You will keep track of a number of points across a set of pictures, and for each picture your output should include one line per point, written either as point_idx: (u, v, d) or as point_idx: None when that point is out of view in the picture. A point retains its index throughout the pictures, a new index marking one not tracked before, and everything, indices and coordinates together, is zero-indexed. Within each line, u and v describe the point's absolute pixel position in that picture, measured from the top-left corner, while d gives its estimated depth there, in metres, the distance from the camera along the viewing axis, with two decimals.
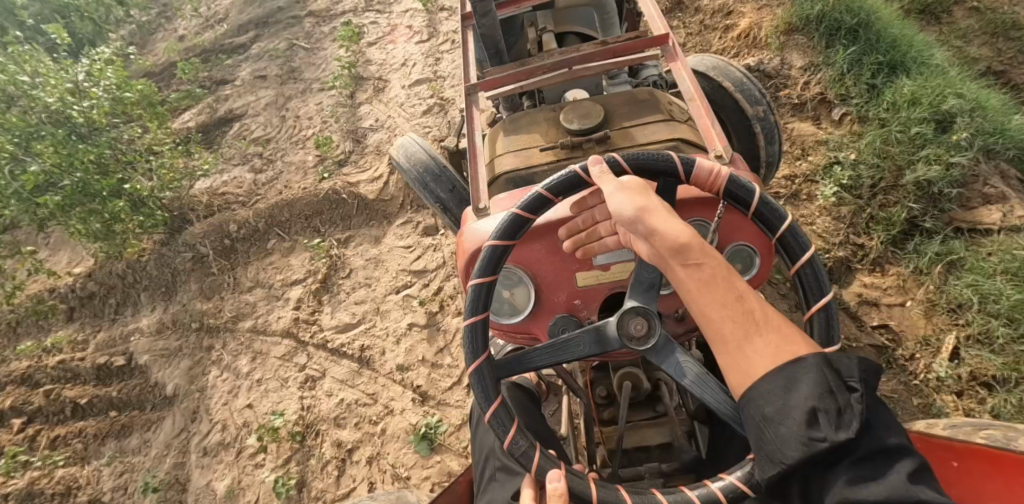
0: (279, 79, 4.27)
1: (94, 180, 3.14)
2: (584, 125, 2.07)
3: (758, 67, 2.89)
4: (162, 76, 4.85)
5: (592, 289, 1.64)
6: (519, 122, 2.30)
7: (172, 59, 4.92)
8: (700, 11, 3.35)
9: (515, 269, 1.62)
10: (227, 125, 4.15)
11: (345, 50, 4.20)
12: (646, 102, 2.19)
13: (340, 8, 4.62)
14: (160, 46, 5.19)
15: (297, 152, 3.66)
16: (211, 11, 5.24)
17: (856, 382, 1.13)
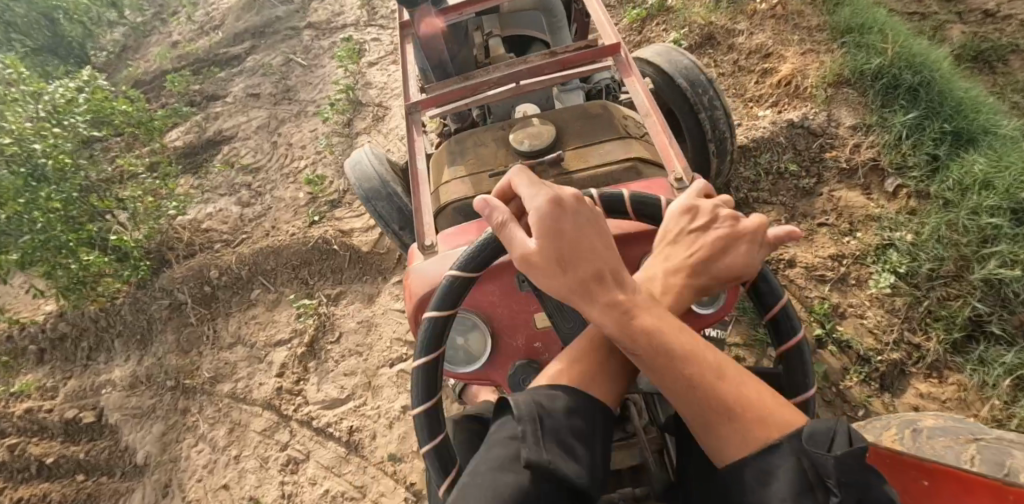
0: (272, 98, 4.00)
1: (60, 234, 2.83)
2: (530, 147, 1.94)
3: (802, 122, 2.58)
4: (153, 86, 4.57)
5: (550, 332, 1.52)
6: (465, 141, 2.16)
7: (163, 68, 4.64)
8: (734, 48, 3.02)
9: (468, 315, 1.48)
10: (215, 147, 3.88)
11: (344, 70, 3.94)
12: (599, 117, 2.05)
13: (342, 21, 4.34)
14: (153, 51, 4.92)
15: (287, 187, 3.36)
16: (206, 17, 4.97)
17: (833, 485, 0.82)
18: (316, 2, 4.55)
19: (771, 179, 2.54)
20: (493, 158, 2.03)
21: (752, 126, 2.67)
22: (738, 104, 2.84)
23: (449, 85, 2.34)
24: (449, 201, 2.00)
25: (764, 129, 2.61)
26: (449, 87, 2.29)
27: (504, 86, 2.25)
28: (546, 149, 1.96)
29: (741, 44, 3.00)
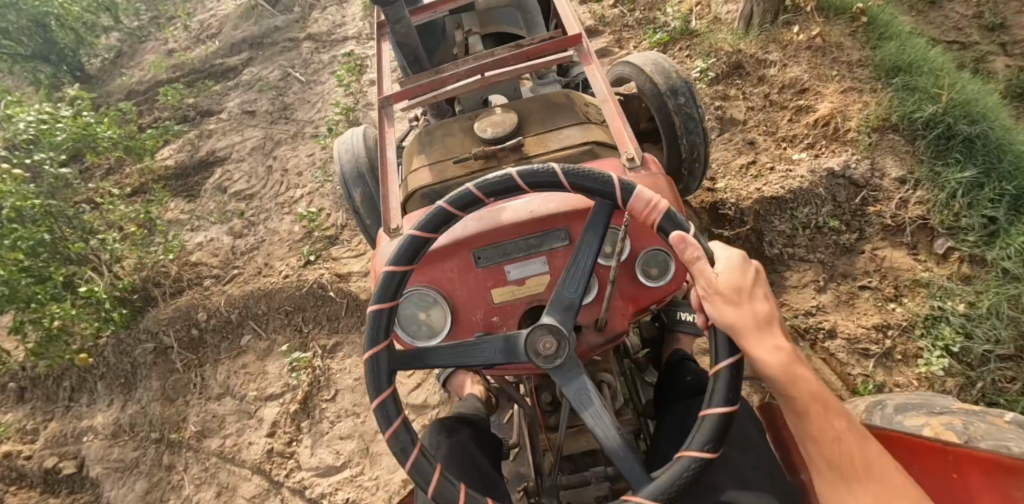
0: (268, 117, 3.81)
1: (26, 288, 2.62)
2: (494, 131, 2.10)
3: (843, 172, 2.36)
4: (149, 98, 4.40)
5: (509, 307, 1.55)
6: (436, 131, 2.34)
7: (158, 80, 4.48)
8: (764, 80, 2.79)
9: (425, 289, 1.53)
10: (208, 169, 3.68)
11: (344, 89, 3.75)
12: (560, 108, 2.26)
13: (342, 32, 4.16)
14: (148, 59, 4.80)
15: (281, 218, 3.15)
16: (203, 26, 4.82)
17: None
18: (317, 12, 4.36)
19: (808, 233, 2.32)
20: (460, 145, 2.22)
21: (787, 171, 2.44)
22: (770, 143, 2.61)
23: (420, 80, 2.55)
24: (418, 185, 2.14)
25: (801, 178, 2.37)
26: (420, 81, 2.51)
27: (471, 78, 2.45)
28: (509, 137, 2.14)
29: (771, 75, 2.77)
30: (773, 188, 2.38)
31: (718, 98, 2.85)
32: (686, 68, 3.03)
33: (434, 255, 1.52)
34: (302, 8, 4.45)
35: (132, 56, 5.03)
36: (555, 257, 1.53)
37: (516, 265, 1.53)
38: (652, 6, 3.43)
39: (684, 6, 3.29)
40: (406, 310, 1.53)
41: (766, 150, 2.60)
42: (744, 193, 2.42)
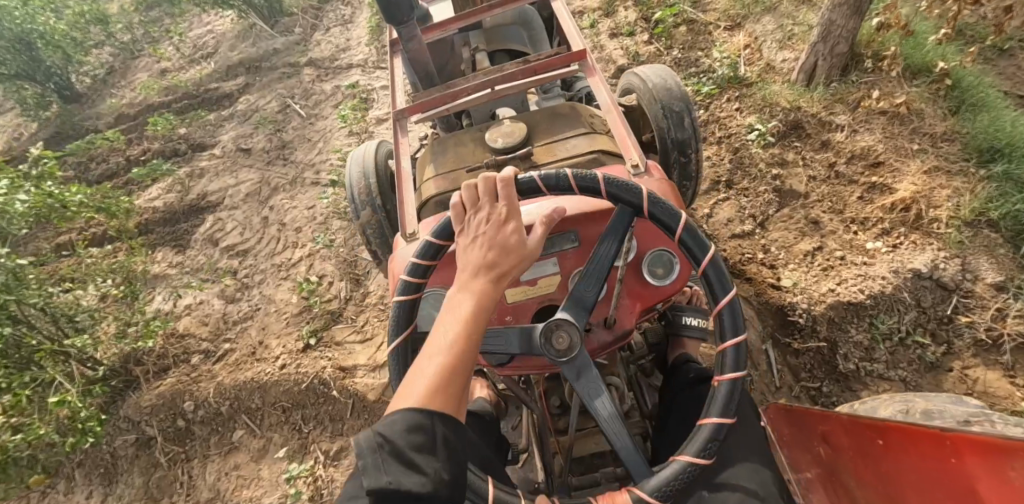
0: (265, 155, 3.48)
1: None
2: (502, 141, 2.15)
3: (928, 273, 2.04)
4: (142, 126, 4.19)
5: (521, 306, 1.54)
6: (447, 142, 2.38)
7: (150, 103, 4.29)
8: (827, 146, 2.46)
9: (442, 290, 1.56)
10: (199, 215, 3.36)
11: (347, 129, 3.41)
12: (567, 117, 2.27)
13: (347, 59, 3.89)
14: (140, 81, 4.59)
15: (277, 283, 2.81)
16: (198, 48, 4.58)
17: None
18: (319, 34, 4.12)
19: (889, 345, 2.01)
20: (470, 155, 2.27)
21: (864, 269, 2.12)
22: (837, 224, 2.29)
23: (433, 93, 2.63)
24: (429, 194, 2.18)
25: (881, 281, 2.06)
26: (432, 95, 2.59)
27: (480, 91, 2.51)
28: (518, 147, 2.19)
29: (836, 140, 2.44)
30: (848, 290, 2.08)
31: (776, 165, 2.49)
32: (736, 124, 2.66)
33: (449, 258, 1.57)
34: (303, 30, 4.19)
35: (123, 74, 4.83)
36: (565, 259, 1.53)
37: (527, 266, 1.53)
38: (691, 45, 3.09)
39: (728, 49, 2.94)
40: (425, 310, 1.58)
41: (833, 233, 2.28)
42: (815, 294, 2.11)
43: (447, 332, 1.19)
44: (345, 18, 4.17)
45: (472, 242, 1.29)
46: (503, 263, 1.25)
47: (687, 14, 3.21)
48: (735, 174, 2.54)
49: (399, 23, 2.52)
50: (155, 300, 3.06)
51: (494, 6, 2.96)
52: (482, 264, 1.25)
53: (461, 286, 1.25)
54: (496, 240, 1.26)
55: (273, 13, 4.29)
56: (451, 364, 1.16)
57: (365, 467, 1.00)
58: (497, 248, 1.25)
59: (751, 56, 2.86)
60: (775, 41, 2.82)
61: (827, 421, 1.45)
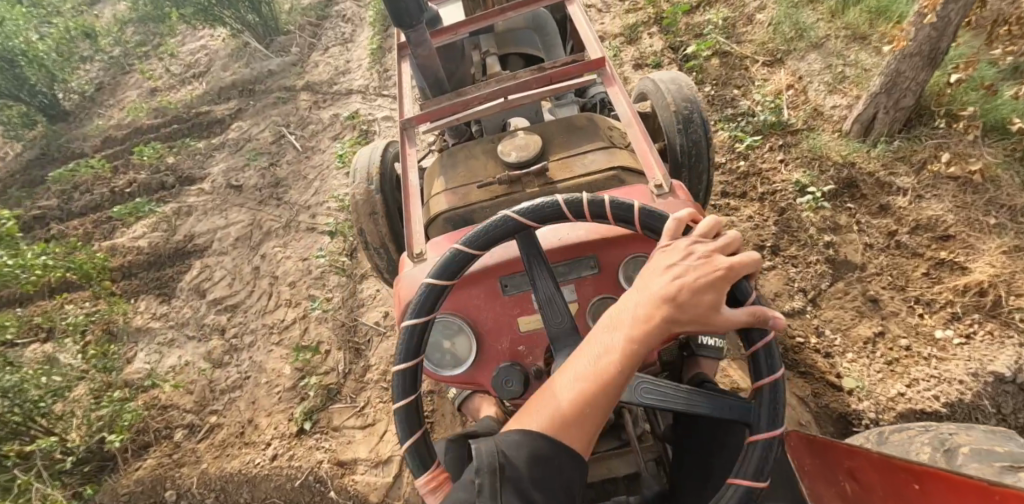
0: (257, 193, 3.20)
1: None
2: (517, 157, 1.87)
3: (1012, 377, 1.78)
4: (130, 152, 3.96)
5: (535, 335, 1.43)
6: (457, 154, 2.09)
7: (138, 126, 4.08)
8: (886, 211, 2.19)
9: (451, 316, 1.41)
10: (184, 258, 3.10)
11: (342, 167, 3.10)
12: (585, 129, 1.98)
13: (346, 84, 3.63)
14: (128, 102, 4.37)
15: (268, 348, 2.54)
16: (190, 67, 4.36)
17: None
18: (317, 55, 3.89)
19: None
20: (482, 169, 1.99)
21: (937, 369, 1.86)
22: (899, 304, 2.03)
23: (441, 100, 2.35)
24: (439, 211, 1.92)
25: (958, 385, 1.80)
26: (441, 103, 2.30)
27: (492, 100, 2.22)
28: (532, 160, 1.91)
29: (897, 205, 2.18)
30: (921, 395, 1.82)
31: (829, 231, 2.22)
32: (780, 179, 2.39)
33: (459, 282, 1.41)
34: (300, 50, 3.94)
35: (113, 91, 4.61)
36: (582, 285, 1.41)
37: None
38: (725, 81, 2.79)
39: (770, 89, 2.64)
40: (431, 338, 1.43)
41: (896, 316, 2.01)
42: (882, 400, 1.86)
43: (593, 362, 1.01)
44: (346, 38, 3.95)
45: (661, 270, 1.05)
46: (685, 316, 1.01)
47: (720, 46, 2.91)
48: (781, 239, 2.26)
49: (409, 27, 2.22)
50: (136, 359, 2.79)
51: (508, 10, 2.68)
52: (661, 304, 1.01)
53: (628, 311, 1.04)
54: (694, 284, 1.02)
55: (268, 31, 4.04)
56: (587, 402, 0.99)
57: (482, 487, 0.94)
58: (689, 294, 1.01)
59: (796, 99, 2.55)
60: (824, 84, 2.52)
61: (855, 456, 1.29)
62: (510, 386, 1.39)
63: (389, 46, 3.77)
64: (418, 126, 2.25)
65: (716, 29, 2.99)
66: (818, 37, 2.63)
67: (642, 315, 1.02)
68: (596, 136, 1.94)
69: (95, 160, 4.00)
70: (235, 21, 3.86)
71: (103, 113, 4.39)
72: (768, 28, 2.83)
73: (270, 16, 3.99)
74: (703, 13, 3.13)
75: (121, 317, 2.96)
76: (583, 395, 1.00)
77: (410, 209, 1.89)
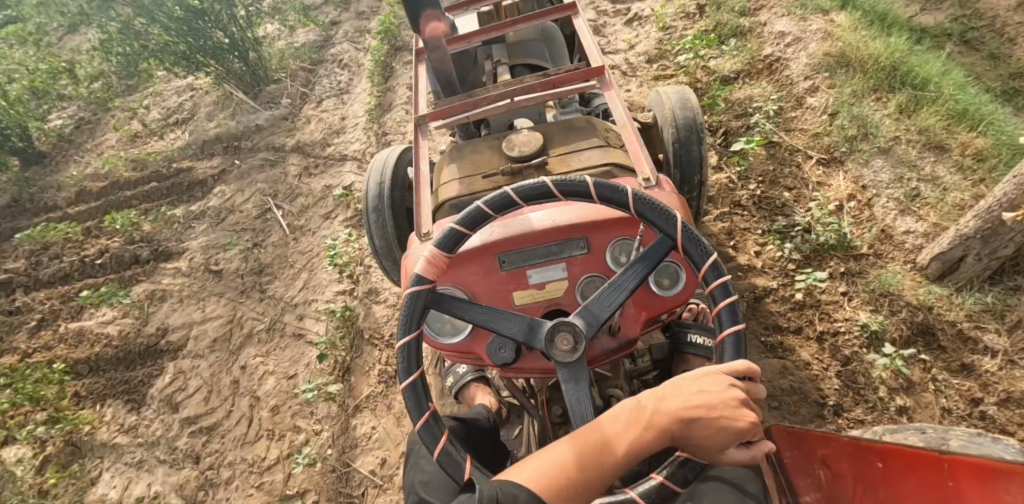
0: (238, 281, 2.84)
1: None
2: (518, 153, 1.93)
3: None
4: (105, 212, 3.61)
5: (529, 307, 1.46)
6: (465, 148, 2.13)
7: (115, 179, 3.75)
8: (972, 374, 1.87)
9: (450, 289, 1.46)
10: (157, 356, 2.77)
11: (332, 262, 2.69)
12: (581, 129, 2.03)
13: (340, 146, 3.28)
14: (108, 148, 4.04)
15: (246, 490, 2.22)
16: (174, 112, 4.03)
17: None
18: (310, 108, 3.56)
19: None
20: (485, 162, 2.05)
21: None
22: None
23: (453, 100, 2.33)
24: (445, 198, 1.96)
25: None
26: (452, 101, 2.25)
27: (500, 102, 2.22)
28: (533, 155, 1.96)
29: (982, 367, 1.86)
30: None
31: (902, 393, 1.89)
32: (842, 317, 2.06)
33: (457, 258, 1.46)
34: (291, 102, 3.60)
35: (92, 132, 4.29)
36: (572, 263, 1.45)
37: (536, 270, 1.46)
38: (773, 179, 2.44)
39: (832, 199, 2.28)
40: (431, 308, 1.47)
41: None
42: None
43: (601, 450, 1.04)
44: (341, 88, 3.64)
45: (692, 392, 1.04)
46: (694, 438, 1.03)
47: (766, 134, 2.55)
48: (845, 397, 1.94)
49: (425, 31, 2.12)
50: (100, 481, 2.47)
51: (518, 22, 2.64)
52: (675, 422, 1.03)
53: (646, 415, 1.06)
54: (718, 418, 1.02)
55: (256, 80, 3.68)
56: (581, 483, 1.02)
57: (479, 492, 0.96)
58: (708, 423, 1.02)
59: (855, 214, 2.21)
60: (893, 200, 2.17)
61: (829, 444, 1.21)
62: (502, 354, 1.41)
63: (388, 103, 3.43)
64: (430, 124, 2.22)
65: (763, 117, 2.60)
66: (885, 139, 2.27)
67: (658, 425, 1.04)
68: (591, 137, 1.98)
69: (67, 218, 3.67)
70: (219, 69, 3.51)
71: (81, 160, 4.07)
72: (824, 118, 2.47)
73: (258, 63, 3.64)
74: (745, 89, 2.77)
75: (83, 428, 2.62)
76: (582, 469, 1.02)
77: (422, 202, 1.97)
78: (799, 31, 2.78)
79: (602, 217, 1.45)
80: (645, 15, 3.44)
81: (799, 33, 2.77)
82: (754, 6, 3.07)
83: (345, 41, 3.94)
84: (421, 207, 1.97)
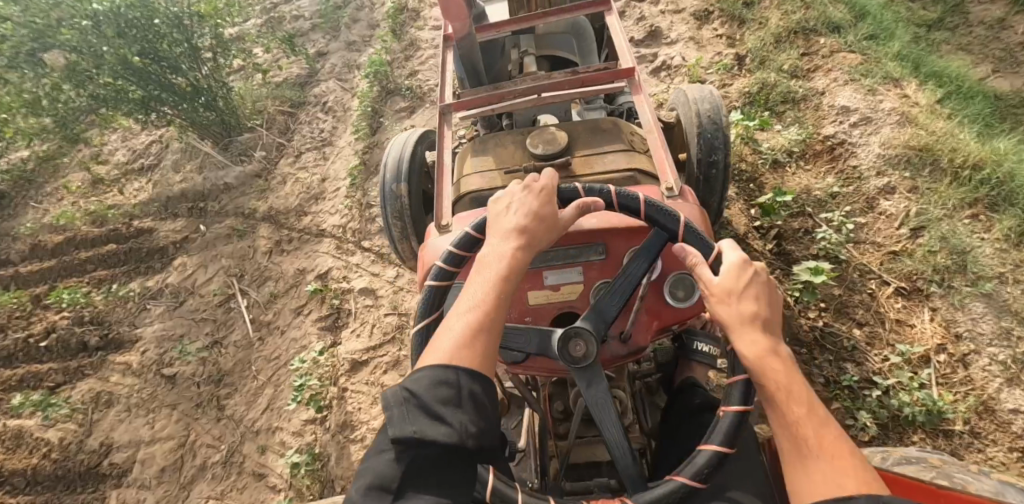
0: (194, 391, 2.43)
1: None
2: (542, 152, 1.70)
3: None
4: (56, 277, 3.17)
5: (543, 308, 1.36)
6: (488, 141, 1.88)
7: (71, 234, 3.27)
8: None
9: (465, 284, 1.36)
10: (97, 481, 2.37)
11: (298, 397, 2.22)
12: (607, 130, 1.77)
13: (317, 217, 2.82)
14: (63, 194, 3.58)
15: None
16: (139, 156, 3.58)
17: None
18: (287, 163, 3.11)
19: None
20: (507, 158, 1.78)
21: None
22: None
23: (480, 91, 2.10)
24: (466, 190, 1.76)
25: None
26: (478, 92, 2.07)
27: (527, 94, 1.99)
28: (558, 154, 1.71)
29: None
30: None
31: None
32: None
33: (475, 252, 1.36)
34: (265, 155, 3.16)
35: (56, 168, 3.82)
36: (588, 268, 1.35)
37: (553, 271, 1.36)
38: (838, 307, 1.98)
39: (919, 357, 1.82)
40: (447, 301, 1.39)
41: None
42: None
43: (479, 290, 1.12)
44: (323, 137, 3.18)
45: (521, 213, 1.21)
46: (537, 234, 1.20)
47: (831, 251, 2.06)
48: None
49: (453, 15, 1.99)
50: None
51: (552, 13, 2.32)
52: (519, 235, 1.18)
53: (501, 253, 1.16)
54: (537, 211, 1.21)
55: (226, 130, 3.23)
56: (481, 323, 1.07)
57: (392, 417, 0.95)
58: (533, 217, 1.21)
59: (945, 373, 1.77)
60: (997, 362, 1.74)
61: None
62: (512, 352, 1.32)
63: (375, 163, 2.95)
64: (453, 116, 2.03)
65: (832, 232, 2.08)
66: (988, 279, 1.84)
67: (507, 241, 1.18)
68: (618, 138, 1.75)
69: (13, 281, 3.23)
70: (182, 119, 3.04)
71: (35, 208, 3.61)
72: (904, 233, 2.01)
73: (229, 111, 3.18)
74: (800, 177, 2.28)
75: None
76: (476, 331, 1.06)
77: (442, 188, 1.79)
78: (868, 109, 2.30)
79: (614, 222, 1.35)
80: (675, 64, 2.98)
81: (868, 112, 2.28)
82: (806, 67, 2.61)
83: (331, 78, 3.49)
84: (441, 195, 1.76)
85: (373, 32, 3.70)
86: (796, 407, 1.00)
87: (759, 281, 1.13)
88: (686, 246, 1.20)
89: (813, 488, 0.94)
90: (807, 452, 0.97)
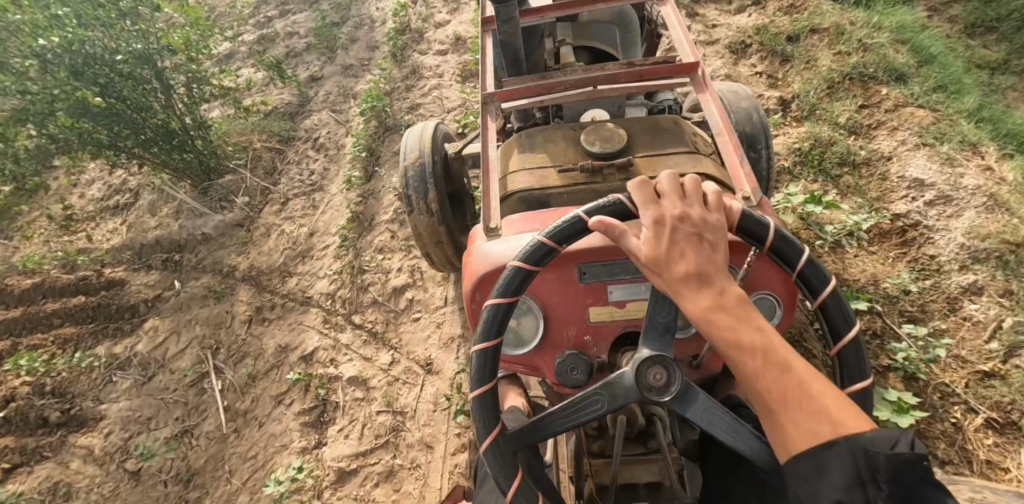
0: (158, 491, 2.12)
1: None
2: (600, 150, 1.45)
3: None
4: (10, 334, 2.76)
5: (604, 326, 1.19)
6: (535, 135, 1.60)
7: (39, 279, 2.81)
8: None
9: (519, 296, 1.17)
10: None
11: None
12: (668, 130, 1.52)
13: (304, 279, 2.50)
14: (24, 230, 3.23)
15: None
16: (112, 192, 3.23)
17: None
18: (272, 212, 2.79)
19: None
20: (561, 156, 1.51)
21: None
22: None
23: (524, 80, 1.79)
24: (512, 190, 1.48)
25: None
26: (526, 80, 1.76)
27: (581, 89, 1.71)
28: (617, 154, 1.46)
29: None
30: None
31: None
32: None
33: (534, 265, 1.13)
34: (247, 201, 2.85)
35: None
36: None
37: (620, 286, 1.16)
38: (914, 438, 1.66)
39: None
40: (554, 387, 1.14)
41: None
42: None
43: None
44: (313, 181, 2.85)
45: None
46: None
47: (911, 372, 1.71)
48: None
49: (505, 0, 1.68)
50: None
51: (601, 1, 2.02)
52: None
53: None
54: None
55: (206, 172, 2.91)
56: None
57: None
58: None
59: None
60: None
61: None
62: (573, 376, 1.18)
63: (370, 215, 2.62)
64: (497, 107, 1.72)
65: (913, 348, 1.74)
66: None
67: None
68: (681, 139, 1.49)
69: None
70: (156, 161, 2.72)
71: None
72: (996, 349, 1.69)
73: (208, 152, 2.86)
74: (863, 263, 1.95)
75: None
76: None
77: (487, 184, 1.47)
78: (947, 184, 1.96)
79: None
80: None
81: (947, 190, 1.95)
82: (865, 122, 2.26)
83: (324, 108, 3.15)
84: (488, 193, 1.43)
85: (372, 55, 3.36)
86: (754, 358, 0.85)
87: (672, 230, 0.94)
88: (603, 223, 0.97)
89: (789, 442, 0.81)
90: (773, 407, 0.83)
